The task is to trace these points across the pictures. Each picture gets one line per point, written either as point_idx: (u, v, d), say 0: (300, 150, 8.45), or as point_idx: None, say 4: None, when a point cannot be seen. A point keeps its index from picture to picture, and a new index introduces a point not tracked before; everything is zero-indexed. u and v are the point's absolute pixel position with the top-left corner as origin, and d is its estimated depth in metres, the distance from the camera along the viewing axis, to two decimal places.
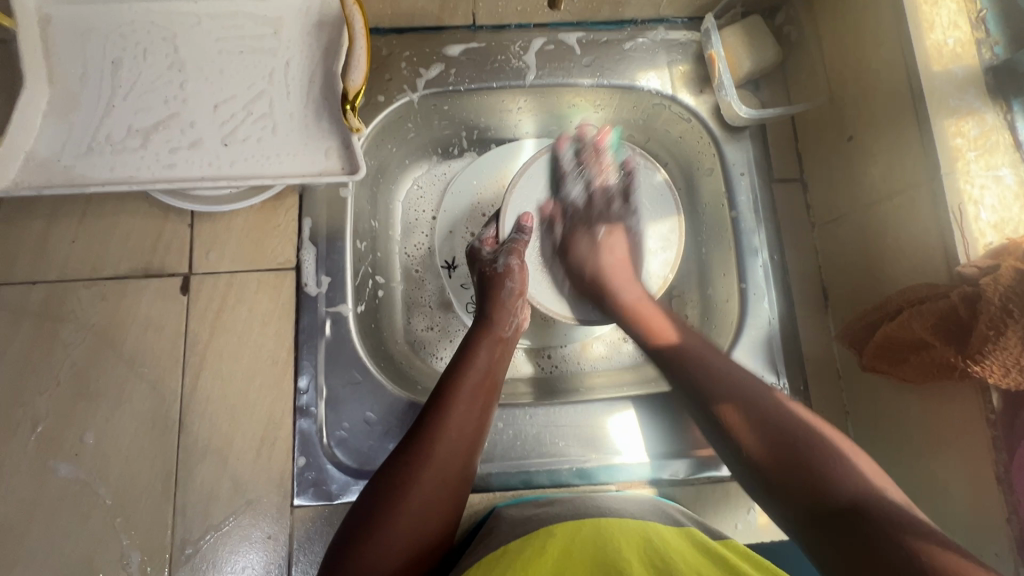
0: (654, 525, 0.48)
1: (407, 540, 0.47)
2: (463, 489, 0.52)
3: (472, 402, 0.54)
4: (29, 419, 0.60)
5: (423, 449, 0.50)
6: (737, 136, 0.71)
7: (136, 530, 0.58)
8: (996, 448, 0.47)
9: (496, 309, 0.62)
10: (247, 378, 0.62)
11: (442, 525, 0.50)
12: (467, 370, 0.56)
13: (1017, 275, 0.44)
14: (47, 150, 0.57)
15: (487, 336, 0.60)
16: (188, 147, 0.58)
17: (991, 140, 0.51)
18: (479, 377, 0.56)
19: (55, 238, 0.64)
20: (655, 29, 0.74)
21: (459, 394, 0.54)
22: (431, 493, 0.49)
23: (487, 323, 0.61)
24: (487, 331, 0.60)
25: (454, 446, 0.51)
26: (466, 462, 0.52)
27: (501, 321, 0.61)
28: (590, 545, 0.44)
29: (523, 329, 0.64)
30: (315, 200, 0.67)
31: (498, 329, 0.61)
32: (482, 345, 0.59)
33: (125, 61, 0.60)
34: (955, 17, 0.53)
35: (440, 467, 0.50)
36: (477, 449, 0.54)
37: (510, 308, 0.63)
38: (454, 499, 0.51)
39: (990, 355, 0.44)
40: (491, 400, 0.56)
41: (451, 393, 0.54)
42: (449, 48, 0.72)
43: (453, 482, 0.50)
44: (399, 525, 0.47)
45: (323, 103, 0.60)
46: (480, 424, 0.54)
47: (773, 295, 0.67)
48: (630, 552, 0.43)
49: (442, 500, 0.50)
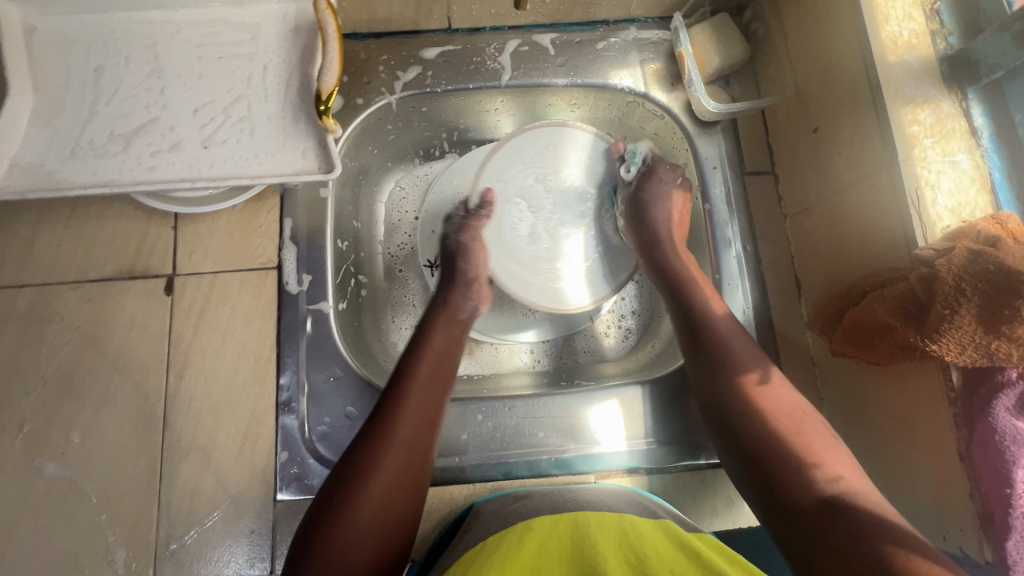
0: (630, 519, 0.48)
1: (369, 526, 0.47)
2: (425, 470, 0.52)
3: (427, 381, 0.55)
4: (16, 419, 0.61)
5: (380, 433, 0.51)
6: (708, 131, 0.73)
7: (120, 527, 0.59)
8: (957, 425, 0.48)
9: (448, 292, 0.65)
10: (230, 375, 0.63)
11: (407, 508, 0.50)
12: (422, 350, 0.58)
13: (971, 254, 0.45)
14: (31, 156, 0.59)
15: (443, 316, 0.62)
16: (168, 151, 0.60)
17: (946, 127, 0.52)
18: (433, 359, 0.57)
19: (41, 243, 0.65)
20: (626, 29, 0.75)
21: (413, 375, 0.55)
22: (392, 477, 0.49)
23: (445, 307, 0.63)
24: (442, 314, 0.62)
25: (414, 428, 0.52)
26: (426, 444, 0.53)
27: (458, 304, 0.64)
28: (568, 539, 0.44)
29: (480, 312, 0.67)
30: (296, 201, 0.68)
31: (449, 307, 0.64)
32: (437, 327, 0.60)
33: (107, 68, 0.62)
34: (909, 9, 0.55)
35: (401, 449, 0.51)
36: (435, 427, 0.54)
37: (466, 288, 0.66)
38: (418, 482, 0.51)
39: (946, 334, 0.45)
40: (447, 380, 0.57)
41: (406, 376, 0.55)
42: (426, 51, 0.74)
43: (416, 462, 0.51)
44: (361, 514, 0.47)
45: (300, 106, 0.62)
46: (438, 405, 0.55)
47: (746, 286, 0.69)
48: (605, 546, 0.43)
49: (403, 485, 0.50)
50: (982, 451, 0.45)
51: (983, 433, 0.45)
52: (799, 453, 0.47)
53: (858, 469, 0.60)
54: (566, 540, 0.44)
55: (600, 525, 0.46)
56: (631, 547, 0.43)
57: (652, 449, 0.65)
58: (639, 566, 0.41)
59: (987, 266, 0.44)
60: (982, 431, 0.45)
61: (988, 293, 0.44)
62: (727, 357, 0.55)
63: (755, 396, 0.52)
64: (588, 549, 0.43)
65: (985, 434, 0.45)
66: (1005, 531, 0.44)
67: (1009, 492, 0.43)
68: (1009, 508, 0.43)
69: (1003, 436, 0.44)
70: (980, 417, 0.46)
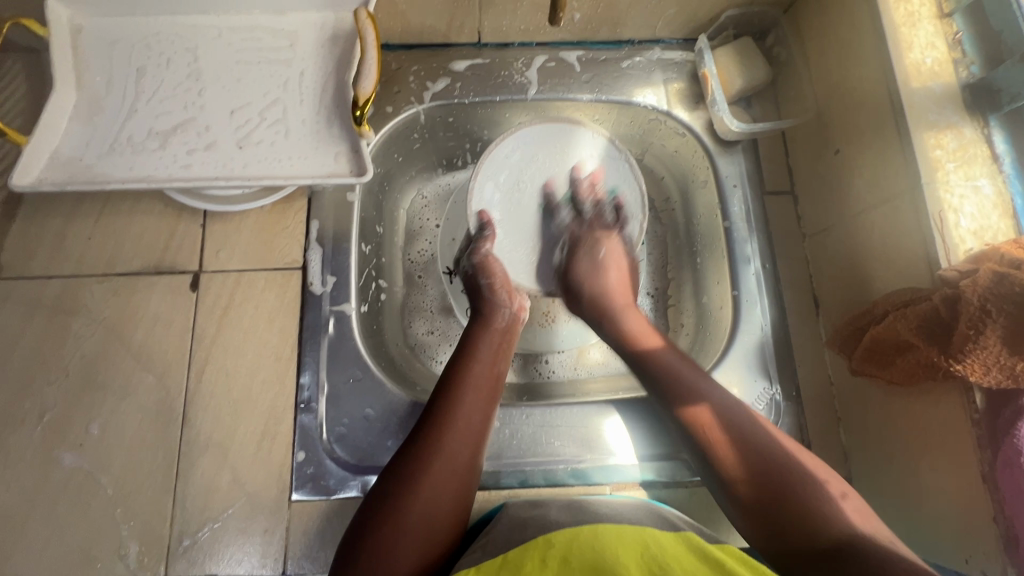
0: (653, 535, 0.47)
1: (419, 530, 0.48)
2: (471, 481, 0.53)
3: (477, 392, 0.56)
4: (37, 409, 0.61)
5: (433, 439, 0.52)
6: (730, 150, 0.74)
7: (135, 521, 0.59)
8: (981, 447, 0.48)
9: (487, 303, 0.65)
10: (251, 373, 0.64)
11: (454, 516, 0.51)
12: (472, 363, 0.58)
13: (995, 277, 0.45)
14: (70, 149, 0.60)
15: (485, 328, 0.63)
16: (203, 149, 0.61)
17: (969, 152, 0.53)
18: (484, 369, 0.58)
19: (72, 235, 0.66)
20: (651, 49, 0.78)
21: (464, 386, 0.56)
22: (442, 484, 0.50)
23: (484, 316, 0.64)
24: (486, 323, 0.63)
25: (461, 436, 0.53)
26: (474, 454, 0.54)
27: (496, 313, 0.64)
28: (588, 551, 0.44)
29: (521, 320, 0.66)
30: (323, 203, 0.70)
31: (495, 321, 0.64)
32: (483, 337, 0.62)
33: (149, 69, 0.64)
34: (932, 38, 0.57)
35: (449, 455, 0.52)
36: (483, 440, 0.55)
37: (498, 298, 0.65)
38: (465, 487, 0.52)
39: (970, 354, 0.46)
40: (496, 393, 0.58)
41: (458, 385, 0.56)
42: (455, 64, 0.76)
43: (463, 471, 0.52)
44: (411, 517, 0.48)
45: (334, 111, 0.63)
46: (486, 415, 0.56)
47: (766, 303, 0.69)
48: (629, 560, 0.43)
49: (449, 492, 0.51)
50: (1007, 473, 0.45)
51: (1008, 455, 0.45)
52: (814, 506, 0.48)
53: (876, 490, 0.60)
54: (586, 551, 0.44)
55: (623, 539, 0.46)
56: (656, 562, 0.43)
57: (670, 461, 0.64)
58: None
59: (1012, 287, 0.44)
60: (1006, 452, 0.45)
61: (1013, 315, 0.45)
62: (684, 395, 0.57)
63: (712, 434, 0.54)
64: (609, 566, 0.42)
65: (1010, 456, 0.45)
66: None
67: None
68: None
69: None
70: (1004, 439, 0.46)
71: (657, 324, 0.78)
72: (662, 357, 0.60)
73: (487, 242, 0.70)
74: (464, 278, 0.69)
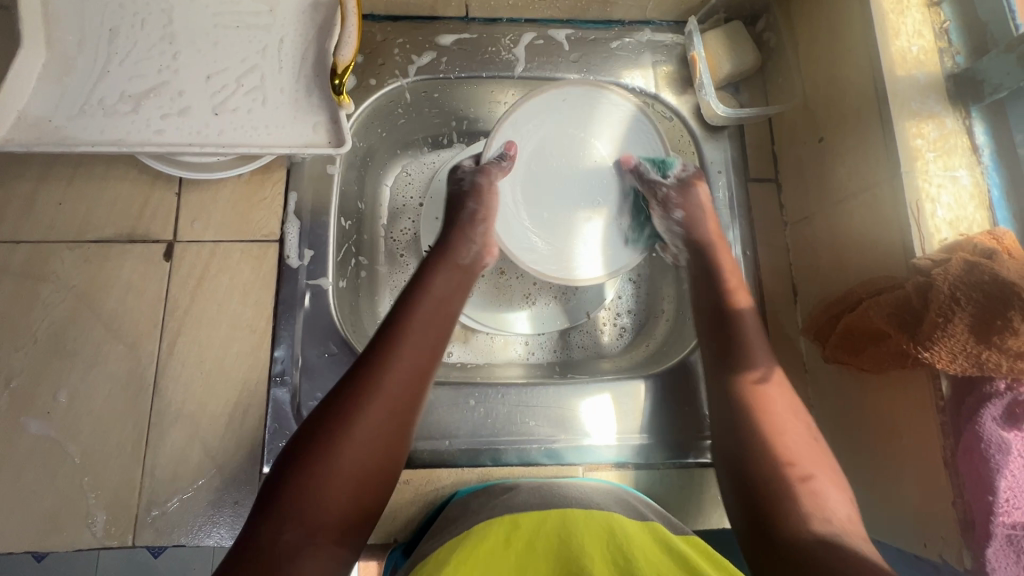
0: (619, 519, 0.48)
1: (349, 478, 0.44)
2: (413, 421, 0.50)
3: (426, 324, 0.54)
4: (3, 375, 0.60)
5: (371, 376, 0.48)
6: (716, 135, 0.74)
7: (102, 490, 0.58)
8: (944, 434, 0.48)
9: (455, 238, 0.63)
10: (224, 346, 0.63)
11: (389, 462, 0.47)
12: (421, 300, 0.56)
13: (966, 266, 0.46)
14: (39, 110, 0.58)
15: (444, 264, 0.60)
16: (177, 115, 0.60)
17: (949, 143, 0.54)
18: (433, 305, 0.56)
19: (42, 200, 0.65)
20: (641, 30, 0.76)
21: (410, 321, 0.53)
22: (374, 426, 0.47)
23: (445, 250, 0.62)
24: (445, 259, 0.61)
25: (403, 373, 0.50)
26: (418, 392, 0.50)
27: (461, 249, 0.62)
28: (554, 539, 0.44)
29: (484, 261, 0.64)
30: (302, 175, 0.69)
31: (459, 253, 0.62)
32: (442, 272, 0.59)
33: (122, 30, 0.62)
34: (919, 26, 0.57)
35: (388, 395, 0.48)
36: (431, 377, 0.52)
37: (467, 231, 0.64)
38: (406, 427, 0.49)
39: (939, 341, 0.46)
40: (446, 330, 0.55)
41: (402, 322, 0.53)
42: (441, 37, 0.75)
43: (405, 407, 0.49)
44: (342, 453, 0.45)
45: (314, 80, 0.62)
46: (433, 351, 0.53)
47: (742, 290, 0.70)
48: (594, 545, 0.43)
49: (384, 433, 0.47)
50: (967, 460, 0.46)
51: (969, 442, 0.46)
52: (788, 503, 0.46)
53: (842, 476, 0.61)
54: (553, 538, 0.45)
55: (588, 526, 0.46)
56: (620, 549, 0.43)
57: (639, 442, 0.65)
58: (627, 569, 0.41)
59: (982, 277, 0.45)
60: (968, 440, 0.46)
61: (981, 304, 0.45)
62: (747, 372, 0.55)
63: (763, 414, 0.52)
64: (572, 551, 0.43)
65: (971, 442, 0.45)
66: (985, 539, 0.44)
67: (991, 499, 0.44)
68: (990, 515, 0.44)
69: (988, 445, 0.44)
70: (967, 426, 0.46)
71: (638, 309, 0.79)
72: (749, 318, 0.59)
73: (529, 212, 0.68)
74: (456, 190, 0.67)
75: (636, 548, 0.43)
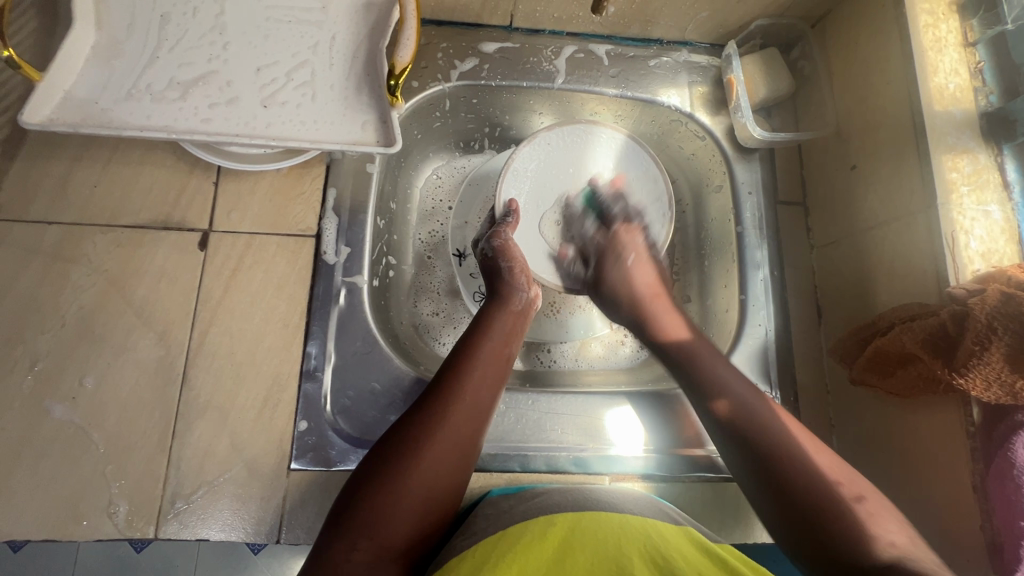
0: (654, 522, 0.47)
1: (416, 500, 0.47)
2: (473, 458, 0.53)
3: (490, 366, 0.56)
4: (28, 356, 0.59)
5: (439, 410, 0.51)
6: (747, 157, 0.75)
7: (126, 480, 0.57)
8: (975, 458, 0.50)
9: (505, 285, 0.64)
10: (257, 338, 0.62)
11: (452, 490, 0.50)
12: (484, 339, 0.58)
13: (1003, 297, 0.47)
14: (85, 92, 0.58)
15: (500, 310, 0.62)
16: (225, 104, 0.59)
17: (982, 178, 0.56)
18: (494, 349, 0.58)
19: (76, 181, 0.64)
20: (678, 51, 0.78)
21: (475, 360, 0.56)
22: (443, 456, 0.50)
23: (501, 298, 0.63)
24: (502, 305, 0.63)
25: (468, 408, 0.52)
26: (478, 431, 0.53)
27: (513, 296, 0.64)
28: (589, 538, 0.44)
29: (534, 307, 0.66)
30: (341, 172, 0.69)
31: (511, 303, 0.63)
32: (500, 317, 0.61)
33: (174, 17, 0.61)
34: (956, 64, 0.59)
35: (453, 427, 0.51)
36: (488, 417, 0.54)
37: (516, 282, 0.65)
38: (467, 461, 0.52)
39: (974, 368, 0.48)
40: (503, 372, 0.58)
41: (466, 361, 0.56)
42: (484, 45, 0.76)
43: (467, 443, 0.51)
44: (413, 479, 0.48)
45: (364, 79, 0.62)
46: (493, 394, 0.55)
47: (771, 310, 0.71)
48: (631, 546, 0.43)
49: (449, 464, 0.50)
50: (998, 485, 0.47)
51: (1001, 469, 0.47)
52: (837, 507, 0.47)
53: None
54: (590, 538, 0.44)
55: (625, 527, 0.45)
56: (657, 550, 0.42)
57: (665, 454, 0.65)
58: (666, 567, 0.40)
59: (1019, 307, 0.47)
60: (999, 466, 0.47)
61: (1016, 334, 0.47)
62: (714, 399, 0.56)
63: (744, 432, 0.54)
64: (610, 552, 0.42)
65: (1003, 468, 0.47)
66: (1013, 562, 0.46)
67: (1020, 526, 0.45)
68: (1018, 540, 0.45)
69: (1020, 471, 0.46)
70: (998, 452, 0.48)
71: None
72: (712, 367, 0.59)
73: (509, 228, 0.68)
74: (484, 260, 0.68)
75: (675, 551, 0.43)
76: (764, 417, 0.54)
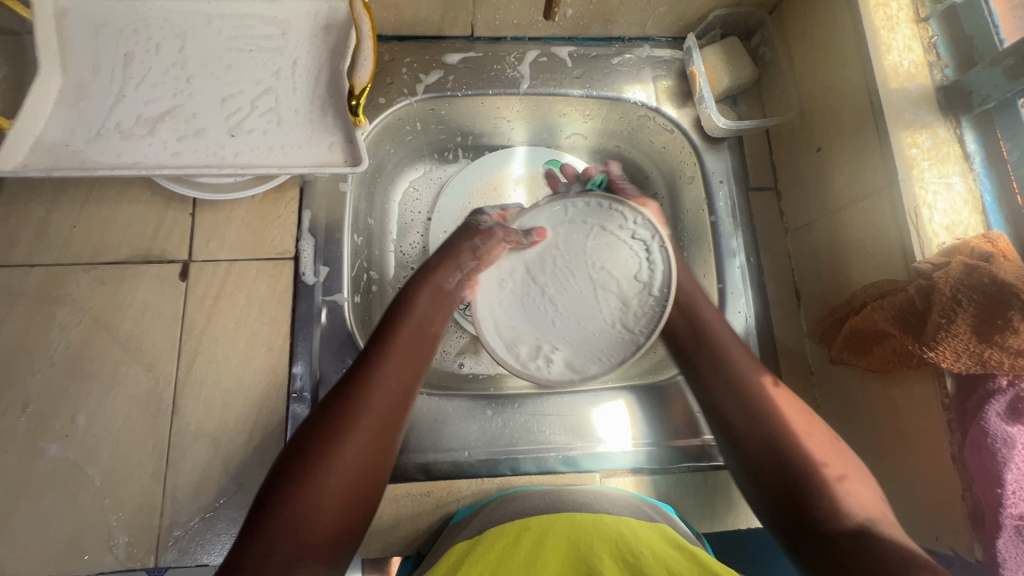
0: (626, 521, 0.48)
1: (333, 496, 0.44)
2: (395, 440, 0.49)
3: (413, 345, 0.52)
4: (20, 398, 0.60)
5: (354, 397, 0.47)
6: (716, 147, 0.76)
7: (124, 511, 0.58)
8: (951, 429, 0.51)
9: (439, 258, 0.58)
10: (242, 363, 0.63)
11: (377, 477, 0.47)
12: (404, 316, 0.53)
13: (965, 269, 0.48)
14: (56, 135, 0.59)
15: (428, 284, 0.56)
16: (193, 136, 0.60)
17: (942, 151, 0.56)
18: (415, 326, 0.53)
19: (56, 223, 0.65)
20: (641, 46, 0.79)
21: (393, 342, 0.51)
22: (359, 445, 0.46)
23: (427, 270, 0.57)
24: (427, 277, 0.57)
25: (387, 392, 0.48)
26: (402, 414, 0.49)
27: (444, 271, 0.57)
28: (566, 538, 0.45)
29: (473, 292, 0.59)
30: (315, 194, 0.70)
31: (442, 277, 0.57)
32: (425, 292, 0.55)
33: (138, 55, 0.63)
34: (909, 41, 0.60)
35: (373, 414, 0.47)
36: (413, 398, 0.51)
37: (451, 260, 0.57)
38: (390, 447, 0.48)
39: (943, 341, 0.48)
40: (427, 349, 0.53)
41: (385, 342, 0.51)
42: (448, 56, 0.77)
43: (391, 428, 0.48)
44: (328, 474, 0.44)
45: (328, 101, 0.63)
46: (416, 372, 0.51)
47: (750, 296, 0.72)
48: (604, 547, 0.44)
49: (371, 453, 0.46)
50: (975, 455, 0.48)
51: (977, 438, 0.47)
52: (816, 492, 0.47)
53: None
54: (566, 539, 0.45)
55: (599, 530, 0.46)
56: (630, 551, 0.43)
57: (655, 448, 0.66)
58: (637, 568, 0.42)
59: (982, 279, 0.47)
60: (975, 435, 0.47)
61: (981, 305, 0.47)
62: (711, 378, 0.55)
63: (733, 409, 0.53)
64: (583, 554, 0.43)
65: (978, 438, 0.47)
66: (995, 529, 0.46)
67: (999, 492, 0.46)
68: (998, 507, 0.46)
69: (994, 439, 0.46)
70: (973, 421, 0.48)
71: None
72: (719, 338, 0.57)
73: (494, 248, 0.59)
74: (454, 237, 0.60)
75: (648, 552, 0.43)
76: (756, 407, 0.52)
